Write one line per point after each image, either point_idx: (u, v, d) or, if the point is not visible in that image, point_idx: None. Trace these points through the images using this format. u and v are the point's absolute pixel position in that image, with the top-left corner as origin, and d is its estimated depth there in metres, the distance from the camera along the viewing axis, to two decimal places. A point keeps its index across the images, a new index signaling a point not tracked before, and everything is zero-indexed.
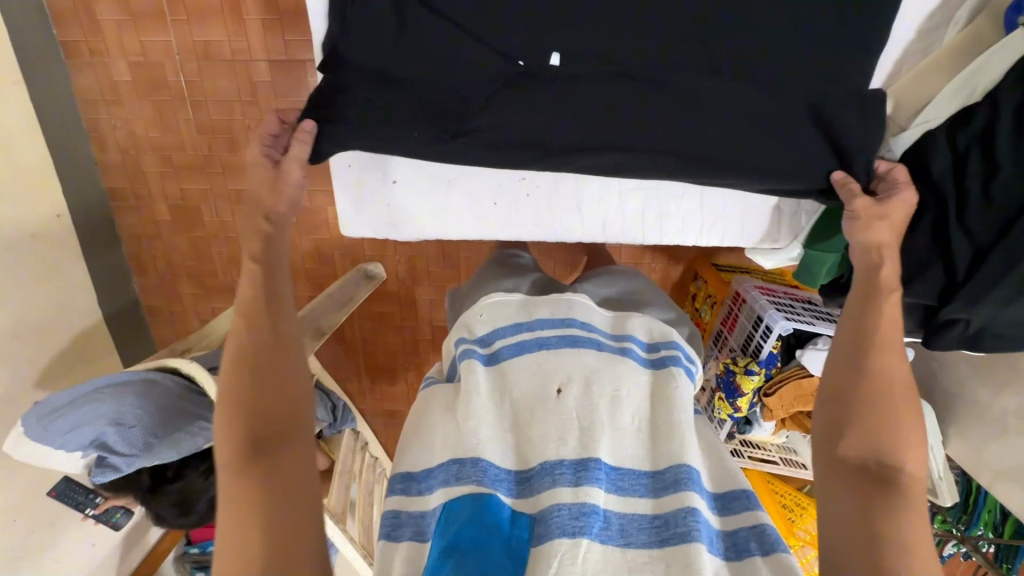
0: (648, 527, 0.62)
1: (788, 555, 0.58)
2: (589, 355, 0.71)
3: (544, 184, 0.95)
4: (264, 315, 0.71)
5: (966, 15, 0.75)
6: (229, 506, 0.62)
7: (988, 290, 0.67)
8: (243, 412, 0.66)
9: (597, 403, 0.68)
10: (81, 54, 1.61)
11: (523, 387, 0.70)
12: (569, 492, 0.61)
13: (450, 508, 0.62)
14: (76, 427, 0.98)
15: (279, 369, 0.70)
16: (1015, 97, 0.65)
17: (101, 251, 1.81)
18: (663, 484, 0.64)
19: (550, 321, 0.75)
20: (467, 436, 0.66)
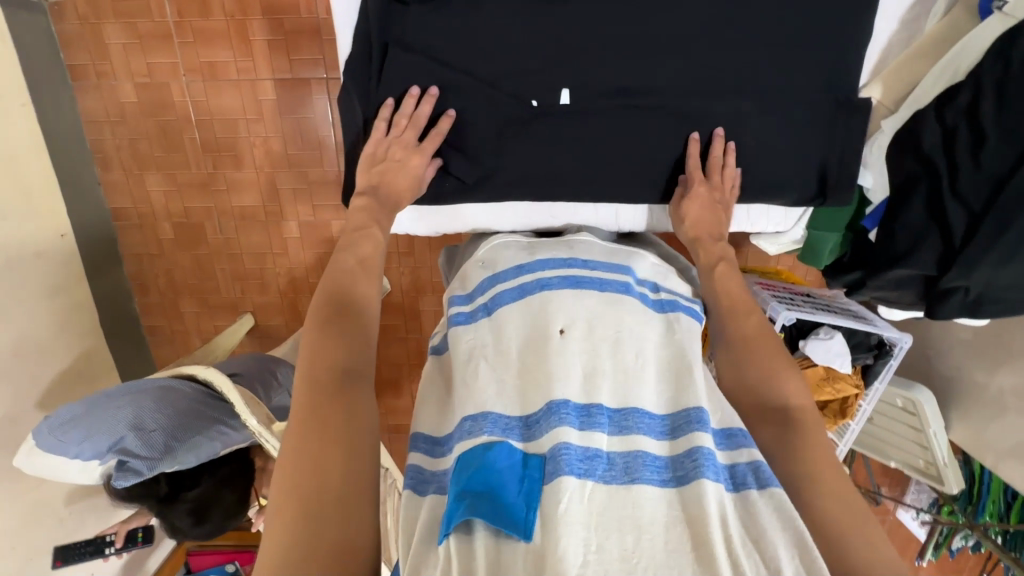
0: (649, 465, 0.63)
1: (780, 491, 0.60)
2: (590, 297, 0.74)
3: (537, 207, 0.90)
4: (348, 280, 0.72)
5: (943, 6, 0.77)
6: (298, 440, 0.59)
7: (983, 255, 0.70)
8: (325, 362, 0.64)
9: (598, 344, 0.71)
10: (88, 76, 1.64)
11: (527, 330, 0.74)
12: (576, 434, 0.63)
13: (463, 457, 0.64)
14: (93, 434, 0.97)
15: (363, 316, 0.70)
16: (994, 73, 0.66)
17: (102, 271, 1.80)
18: (669, 431, 0.67)
19: (550, 260, 0.79)
20: (475, 394, 0.69)
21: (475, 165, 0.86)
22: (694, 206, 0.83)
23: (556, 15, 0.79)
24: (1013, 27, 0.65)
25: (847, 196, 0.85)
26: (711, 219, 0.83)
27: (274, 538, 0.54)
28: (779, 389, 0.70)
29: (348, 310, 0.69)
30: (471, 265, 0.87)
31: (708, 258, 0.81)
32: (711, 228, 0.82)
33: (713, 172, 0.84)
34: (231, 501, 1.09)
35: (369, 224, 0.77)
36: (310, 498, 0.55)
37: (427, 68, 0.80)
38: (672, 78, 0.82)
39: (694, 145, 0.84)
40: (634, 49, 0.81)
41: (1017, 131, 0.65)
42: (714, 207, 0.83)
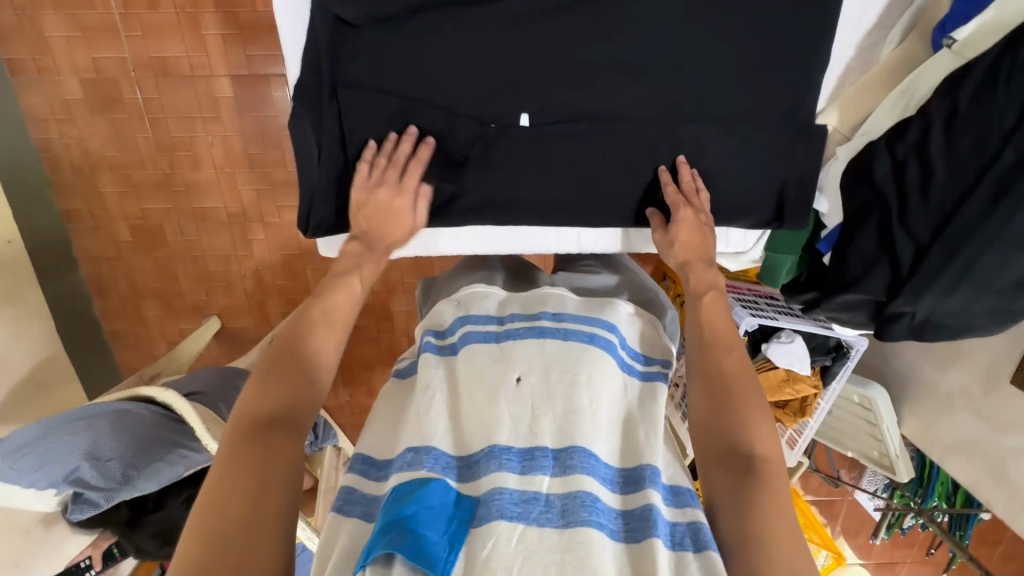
0: (590, 508, 0.63)
1: (716, 554, 0.61)
2: (554, 344, 0.74)
3: (503, 231, 0.90)
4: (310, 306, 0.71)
5: (899, 34, 0.77)
6: (221, 476, 0.57)
7: (926, 288, 0.73)
8: (266, 388, 0.64)
9: (554, 390, 0.71)
10: (28, 71, 1.54)
11: (491, 370, 0.73)
12: (515, 478, 0.65)
13: (399, 489, 0.64)
14: (46, 464, 0.93)
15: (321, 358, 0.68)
16: (942, 111, 0.67)
17: (56, 276, 1.73)
18: (617, 482, 0.68)
19: (519, 313, 0.79)
20: (427, 425, 0.69)
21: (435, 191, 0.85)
22: (681, 229, 0.80)
23: (513, 38, 0.76)
24: (964, 65, 0.65)
25: (802, 220, 0.86)
26: (699, 241, 0.81)
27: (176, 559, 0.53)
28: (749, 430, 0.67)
29: (301, 337, 0.68)
30: (446, 302, 0.85)
31: (697, 286, 0.78)
32: (700, 251, 0.80)
33: (692, 195, 0.82)
34: None
35: (351, 272, 0.75)
36: (218, 543, 0.53)
37: (381, 94, 0.78)
38: (632, 103, 0.81)
39: (665, 174, 0.84)
40: (593, 73, 0.79)
41: (962, 170, 0.66)
42: (701, 228, 0.81)
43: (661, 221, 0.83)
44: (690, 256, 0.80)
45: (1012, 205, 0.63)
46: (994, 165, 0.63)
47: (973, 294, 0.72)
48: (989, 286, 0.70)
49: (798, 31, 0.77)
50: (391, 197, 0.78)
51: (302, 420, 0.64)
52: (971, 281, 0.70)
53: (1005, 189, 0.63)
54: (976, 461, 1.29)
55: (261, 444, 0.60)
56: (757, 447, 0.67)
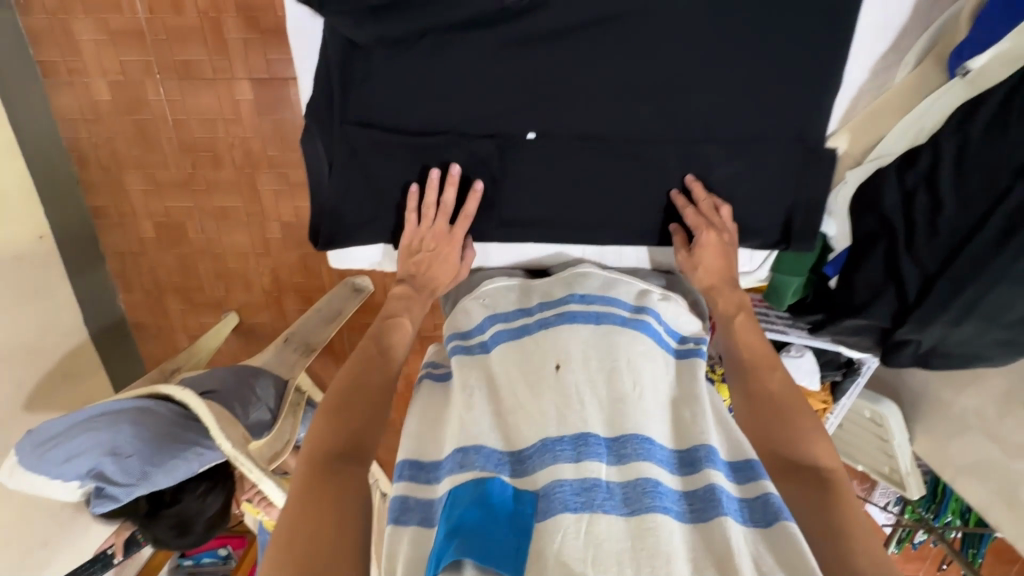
0: (652, 492, 0.64)
1: (791, 523, 0.62)
2: (585, 330, 0.78)
3: (511, 248, 0.93)
4: (369, 346, 0.78)
5: (914, 57, 0.76)
6: (300, 505, 0.64)
7: (933, 317, 0.72)
8: (336, 422, 0.70)
9: (596, 378, 0.73)
10: (59, 73, 1.60)
11: (527, 360, 0.76)
12: (572, 468, 0.65)
13: (455, 494, 0.65)
14: (76, 455, 1.00)
15: (379, 394, 0.74)
16: (953, 141, 0.66)
17: (86, 270, 1.80)
18: (677, 464, 0.70)
19: (546, 303, 0.84)
20: (471, 429, 0.71)
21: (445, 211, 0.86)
22: (706, 253, 0.82)
23: (524, 59, 0.77)
24: (977, 96, 0.64)
25: (810, 244, 0.85)
26: (722, 264, 0.82)
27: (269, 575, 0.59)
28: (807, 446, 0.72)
29: (362, 374, 0.75)
30: (470, 300, 0.88)
31: (726, 308, 0.82)
32: (725, 278, 0.82)
33: (711, 213, 0.83)
34: (213, 512, 1.16)
35: (401, 312, 0.83)
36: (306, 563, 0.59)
37: (393, 115, 0.80)
38: (641, 123, 0.81)
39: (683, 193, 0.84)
40: (603, 94, 0.80)
41: (972, 203, 0.66)
42: (724, 249, 0.82)
43: (685, 246, 0.84)
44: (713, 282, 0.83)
45: (1021, 242, 0.62)
46: (1002, 201, 0.62)
47: (980, 327, 0.71)
48: (998, 319, 0.69)
49: (810, 53, 0.77)
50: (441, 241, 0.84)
51: (363, 453, 0.69)
52: (979, 313, 0.69)
53: (1014, 225, 0.62)
54: (987, 484, 1.27)
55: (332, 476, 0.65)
56: (820, 459, 0.71)
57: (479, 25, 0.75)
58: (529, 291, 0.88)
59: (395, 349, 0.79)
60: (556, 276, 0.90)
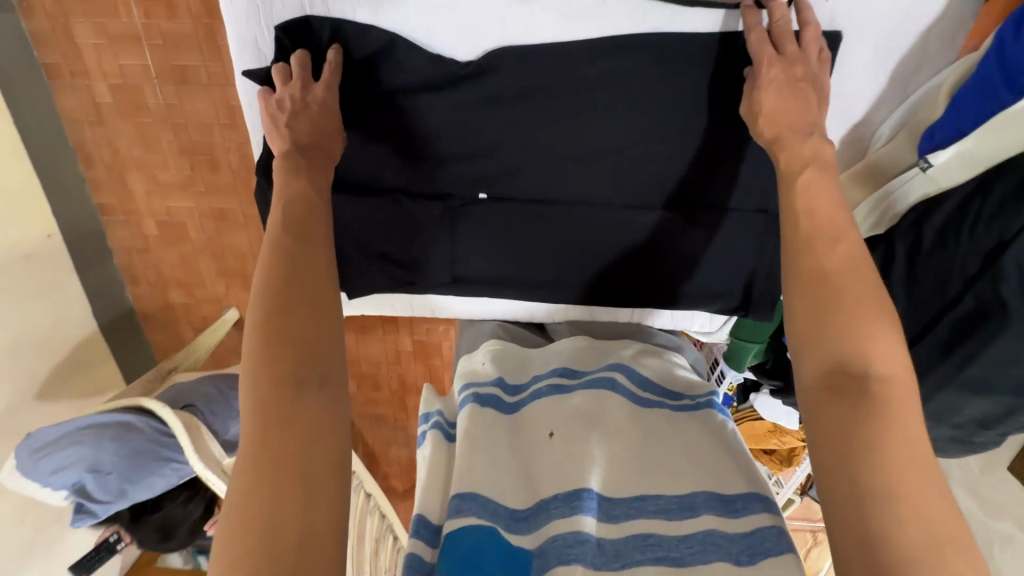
0: (642, 545, 0.59)
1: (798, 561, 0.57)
2: (575, 399, 0.74)
3: (462, 303, 0.92)
4: (301, 234, 0.61)
5: (889, 131, 0.72)
6: (256, 439, 0.52)
7: None
8: (280, 334, 0.55)
9: (585, 442, 0.68)
10: (63, 76, 1.63)
11: (516, 435, 0.71)
12: (563, 523, 0.59)
13: (454, 537, 0.59)
14: (61, 468, 1.07)
15: (322, 290, 0.60)
16: (907, 241, 0.64)
17: (94, 265, 1.86)
18: (667, 508, 0.63)
19: (538, 376, 0.79)
20: (461, 473, 0.64)
21: (389, 272, 0.86)
22: (770, 93, 0.65)
23: (478, 120, 0.77)
24: (933, 196, 0.62)
25: (767, 313, 0.84)
26: (791, 107, 0.64)
27: (230, 527, 0.49)
28: (863, 349, 0.52)
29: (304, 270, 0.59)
30: (467, 365, 0.83)
31: (790, 165, 0.63)
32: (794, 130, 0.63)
33: (783, 43, 0.65)
34: (196, 519, 1.23)
35: (306, 190, 0.65)
36: (283, 490, 0.49)
37: (348, 175, 0.81)
38: (598, 182, 0.80)
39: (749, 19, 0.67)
40: (558, 153, 0.79)
41: (921, 306, 0.63)
42: (798, 88, 0.64)
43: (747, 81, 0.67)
44: (777, 132, 0.64)
45: (964, 356, 0.60)
46: (948, 312, 0.60)
47: (928, 423, 0.69)
48: (946, 419, 0.67)
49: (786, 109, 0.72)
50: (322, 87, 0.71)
51: (323, 358, 0.56)
52: (926, 409, 0.67)
53: (962, 334, 0.60)
54: None
55: (296, 393, 0.53)
56: (873, 362, 0.52)
57: (430, 87, 0.75)
58: (526, 359, 0.84)
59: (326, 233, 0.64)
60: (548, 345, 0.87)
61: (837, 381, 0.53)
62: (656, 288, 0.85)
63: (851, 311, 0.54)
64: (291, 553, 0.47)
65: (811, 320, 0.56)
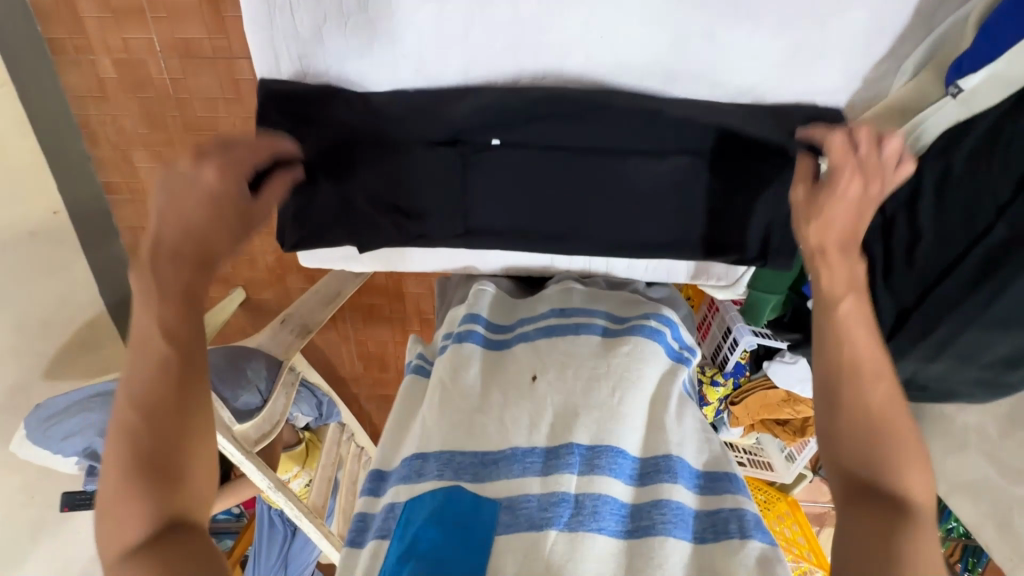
0: (608, 511, 0.69)
1: (757, 538, 0.67)
2: (565, 341, 0.83)
3: (464, 250, 0.92)
4: (130, 379, 0.59)
5: (911, 69, 0.70)
6: None
7: (908, 347, 0.69)
8: (119, 502, 0.55)
9: (571, 383, 0.79)
10: (65, 52, 1.59)
11: (505, 368, 0.83)
12: (536, 483, 0.71)
13: (411, 506, 0.70)
14: (72, 434, 1.09)
15: (159, 426, 0.58)
16: (935, 171, 0.63)
17: (100, 244, 1.84)
18: (639, 474, 0.74)
19: (527, 318, 0.89)
20: (438, 432, 0.76)
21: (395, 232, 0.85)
22: (834, 205, 0.63)
23: (490, 64, 0.76)
24: (964, 121, 0.60)
25: (786, 263, 0.82)
26: (851, 224, 0.64)
27: None
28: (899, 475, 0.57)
29: (134, 419, 0.58)
30: (459, 307, 0.92)
31: (832, 289, 0.63)
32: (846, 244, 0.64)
33: (869, 159, 0.63)
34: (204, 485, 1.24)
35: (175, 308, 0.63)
36: None
37: (356, 125, 0.79)
38: (618, 134, 0.78)
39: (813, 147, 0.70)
40: (574, 97, 0.76)
41: (952, 237, 0.62)
42: (863, 210, 0.64)
43: (810, 183, 0.67)
44: (826, 234, 0.64)
45: (993, 291, 0.59)
46: (977, 244, 0.59)
47: (953, 365, 0.67)
48: (974, 361, 0.66)
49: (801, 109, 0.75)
50: (188, 191, 0.65)
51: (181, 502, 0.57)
52: (955, 350, 0.65)
53: (990, 268, 0.58)
54: None
55: (155, 541, 0.55)
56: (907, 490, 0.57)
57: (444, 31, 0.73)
58: (514, 305, 0.93)
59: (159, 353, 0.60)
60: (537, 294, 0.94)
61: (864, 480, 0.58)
62: (667, 239, 0.84)
63: (890, 426, 0.59)
64: None
65: (846, 419, 0.60)
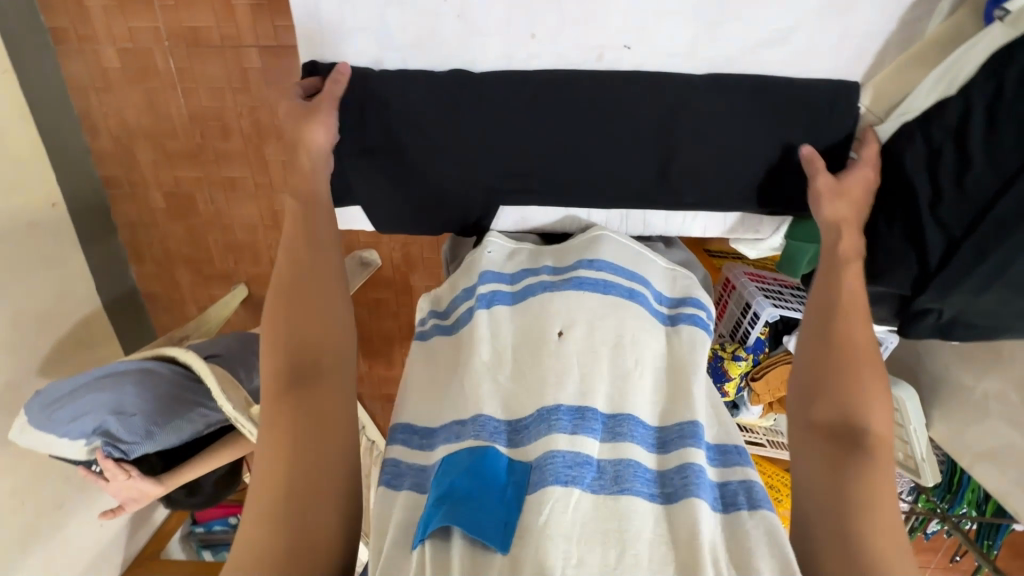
0: (635, 475, 0.66)
1: (770, 513, 0.64)
2: (592, 298, 0.75)
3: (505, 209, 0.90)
4: (301, 251, 0.77)
5: (949, 4, 0.70)
6: (275, 418, 0.69)
7: (958, 280, 0.68)
8: (283, 341, 0.72)
9: (598, 348, 0.73)
10: (70, 40, 1.45)
11: (530, 325, 0.75)
12: (566, 439, 0.66)
13: (447, 462, 0.67)
14: (82, 415, 1.05)
15: (319, 297, 0.75)
16: (985, 95, 0.65)
17: (96, 241, 1.69)
18: (660, 443, 0.70)
19: (558, 268, 0.81)
20: (464, 394, 0.72)
21: (431, 204, 0.89)
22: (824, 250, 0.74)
23: (560, 33, 0.76)
24: (1010, 44, 0.62)
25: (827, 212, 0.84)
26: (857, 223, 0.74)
27: (259, 484, 0.66)
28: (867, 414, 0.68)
29: (302, 286, 0.75)
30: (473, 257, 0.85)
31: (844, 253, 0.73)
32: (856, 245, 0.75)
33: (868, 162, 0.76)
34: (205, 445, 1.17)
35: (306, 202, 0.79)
36: (292, 468, 0.66)
37: (400, 82, 0.80)
38: (668, 100, 0.80)
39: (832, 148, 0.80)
40: (612, 45, 0.77)
41: (1004, 159, 0.64)
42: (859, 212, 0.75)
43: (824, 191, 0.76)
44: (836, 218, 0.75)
45: None
46: None
47: (1007, 296, 0.67)
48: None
49: (821, 96, 0.78)
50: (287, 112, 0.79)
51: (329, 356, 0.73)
52: (1004, 281, 0.66)
53: None
54: (1008, 472, 1.00)
55: (304, 380, 0.71)
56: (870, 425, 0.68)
57: None
58: (539, 254, 0.85)
59: (323, 242, 0.78)
60: (563, 242, 0.87)
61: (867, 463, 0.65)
62: (713, 194, 0.86)
63: (853, 363, 0.71)
64: (297, 526, 0.63)
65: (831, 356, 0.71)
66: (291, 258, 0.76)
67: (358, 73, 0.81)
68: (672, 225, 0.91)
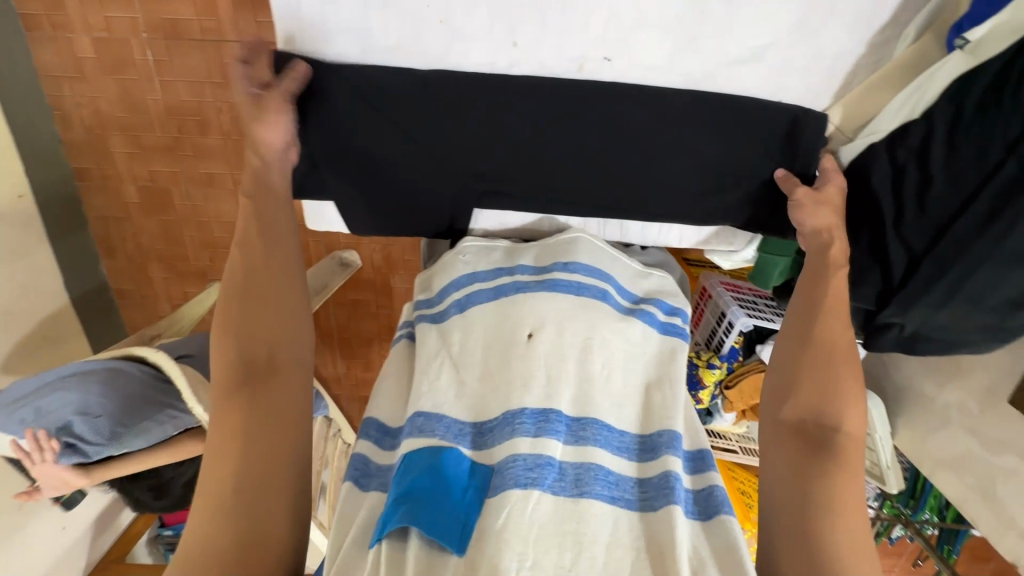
0: (600, 479, 0.66)
1: (729, 517, 0.66)
2: (566, 299, 0.76)
3: (485, 211, 0.93)
4: (254, 241, 0.75)
5: (914, 31, 0.73)
6: (224, 415, 0.68)
7: (919, 296, 0.72)
8: (234, 334, 0.71)
9: (565, 351, 0.73)
10: (41, 27, 1.40)
11: (499, 326, 0.76)
12: (529, 442, 0.66)
13: (410, 458, 0.67)
14: (46, 412, 1.03)
15: (271, 291, 0.74)
16: (946, 117, 0.67)
17: (65, 235, 1.65)
18: (632, 448, 0.71)
19: (532, 269, 0.82)
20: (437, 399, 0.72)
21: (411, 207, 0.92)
22: None
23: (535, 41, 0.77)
24: (971, 72, 0.65)
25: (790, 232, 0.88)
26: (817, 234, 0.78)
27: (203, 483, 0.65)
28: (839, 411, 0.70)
29: (255, 278, 0.73)
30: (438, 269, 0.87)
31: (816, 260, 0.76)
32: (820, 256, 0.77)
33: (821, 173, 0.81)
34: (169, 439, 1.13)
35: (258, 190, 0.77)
36: (245, 470, 0.65)
37: (382, 85, 0.80)
38: (645, 114, 0.82)
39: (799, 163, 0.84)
40: (592, 56, 0.78)
41: (963, 178, 0.66)
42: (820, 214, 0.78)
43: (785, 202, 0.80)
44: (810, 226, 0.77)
45: (1007, 223, 0.62)
46: (991, 178, 0.64)
47: (962, 309, 0.70)
48: (981, 303, 0.68)
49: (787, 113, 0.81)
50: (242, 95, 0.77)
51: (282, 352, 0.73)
52: (965, 296, 0.68)
53: (1004, 200, 0.63)
54: (965, 479, 1.04)
55: (256, 376, 0.70)
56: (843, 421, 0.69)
57: None
58: (516, 250, 0.86)
59: (277, 232, 0.76)
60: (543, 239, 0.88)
61: (829, 469, 0.67)
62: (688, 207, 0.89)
63: (838, 366, 0.72)
64: (250, 525, 0.63)
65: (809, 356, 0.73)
66: (244, 249, 0.75)
67: (338, 74, 0.80)
68: (648, 232, 0.94)
